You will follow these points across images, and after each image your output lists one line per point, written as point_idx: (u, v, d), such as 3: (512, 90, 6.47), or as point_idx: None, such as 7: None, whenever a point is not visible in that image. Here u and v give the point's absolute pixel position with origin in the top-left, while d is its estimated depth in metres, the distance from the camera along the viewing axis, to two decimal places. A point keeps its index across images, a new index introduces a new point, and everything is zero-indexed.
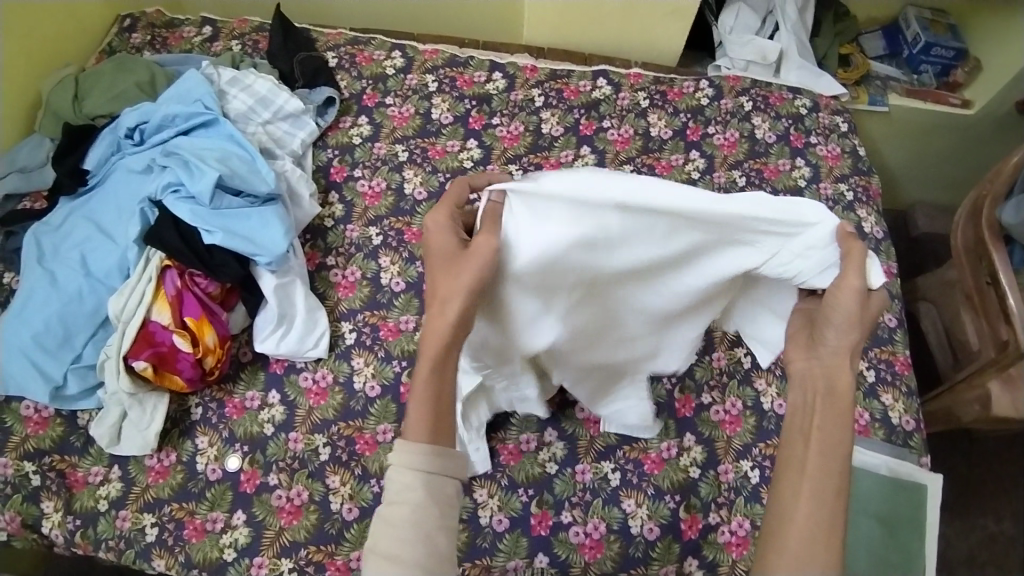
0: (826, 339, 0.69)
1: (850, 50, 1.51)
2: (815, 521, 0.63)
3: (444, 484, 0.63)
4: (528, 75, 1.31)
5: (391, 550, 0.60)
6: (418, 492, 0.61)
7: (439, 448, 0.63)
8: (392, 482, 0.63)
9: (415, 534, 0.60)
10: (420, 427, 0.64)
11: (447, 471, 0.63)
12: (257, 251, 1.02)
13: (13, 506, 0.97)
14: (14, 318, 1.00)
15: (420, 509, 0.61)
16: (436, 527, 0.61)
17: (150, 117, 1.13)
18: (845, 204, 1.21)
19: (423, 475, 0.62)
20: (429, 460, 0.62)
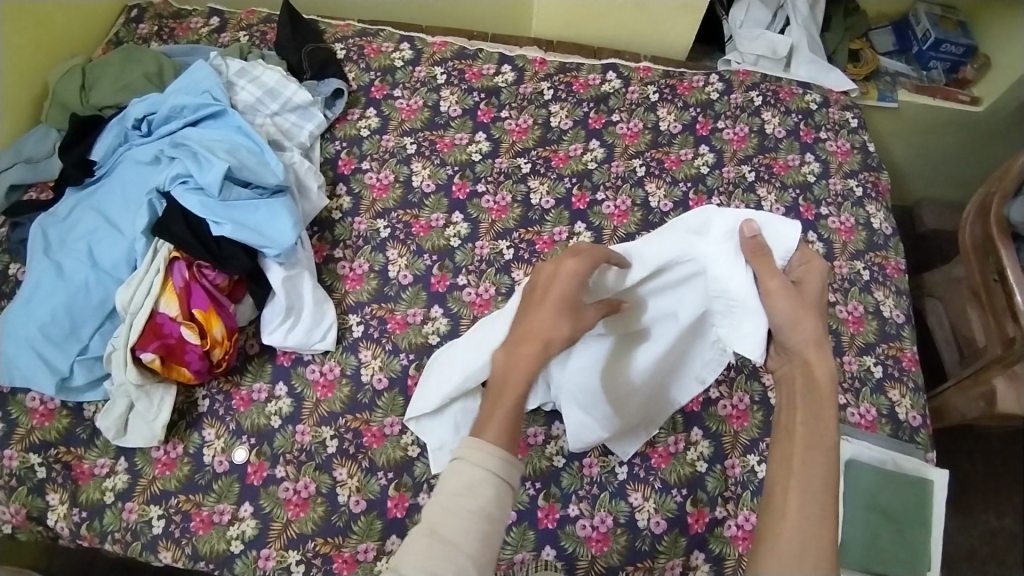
0: (786, 335, 0.71)
1: (860, 46, 1.50)
2: (806, 516, 0.63)
3: (508, 492, 0.61)
4: (537, 68, 1.30)
5: (448, 538, 0.57)
6: (487, 490, 0.60)
7: (511, 458, 0.62)
8: (461, 474, 0.61)
9: (475, 530, 0.58)
10: (497, 433, 0.63)
11: (512, 481, 0.62)
12: (265, 243, 1.01)
13: (19, 498, 0.97)
14: (21, 310, 1.00)
15: (487, 508, 0.59)
16: (494, 531, 0.59)
17: (157, 108, 1.13)
18: (854, 200, 1.21)
19: (493, 476, 0.61)
20: (501, 464, 0.61)
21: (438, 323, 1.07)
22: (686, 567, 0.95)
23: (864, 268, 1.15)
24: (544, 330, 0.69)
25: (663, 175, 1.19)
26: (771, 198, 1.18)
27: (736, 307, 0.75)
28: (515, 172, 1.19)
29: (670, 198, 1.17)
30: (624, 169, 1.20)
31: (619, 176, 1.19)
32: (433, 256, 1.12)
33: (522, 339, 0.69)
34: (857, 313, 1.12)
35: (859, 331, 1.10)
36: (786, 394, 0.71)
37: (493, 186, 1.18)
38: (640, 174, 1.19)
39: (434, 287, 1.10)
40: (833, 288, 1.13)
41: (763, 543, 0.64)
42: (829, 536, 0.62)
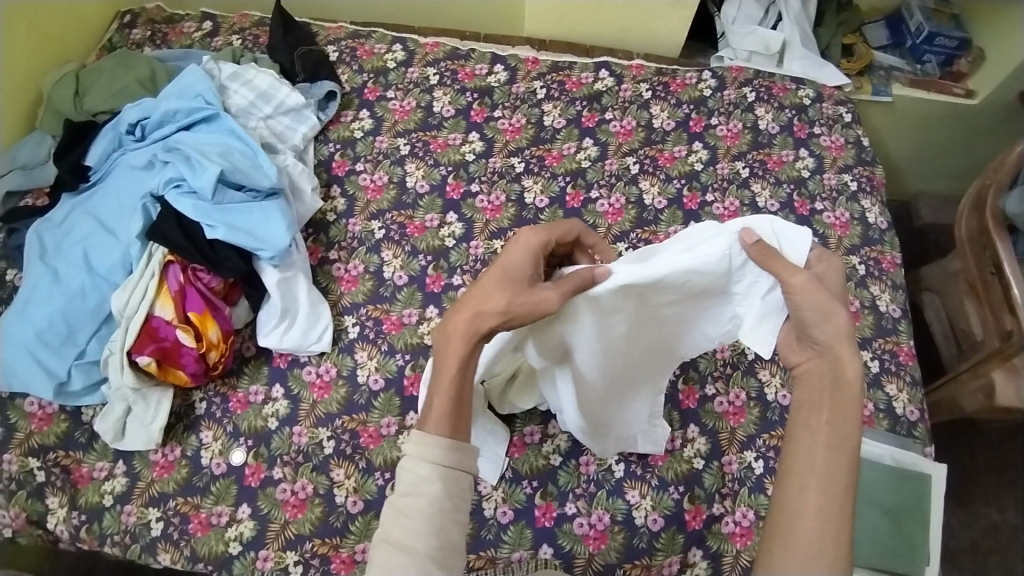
0: (815, 331, 0.70)
1: (853, 40, 1.51)
2: (823, 516, 0.65)
3: (460, 478, 0.65)
4: (530, 67, 1.30)
5: (403, 542, 0.61)
6: (436, 486, 0.63)
7: (456, 443, 0.66)
8: (409, 470, 0.65)
9: (428, 528, 0.62)
10: (440, 422, 0.66)
11: (461, 466, 0.65)
12: (260, 246, 1.01)
13: (17, 502, 0.98)
14: (17, 315, 1.01)
15: (437, 501, 0.63)
16: (451, 521, 0.63)
17: (150, 113, 1.13)
18: (849, 194, 1.21)
19: (440, 468, 0.64)
20: (446, 453, 0.65)
21: (434, 323, 1.07)
22: (684, 564, 0.95)
23: (859, 262, 1.15)
24: (483, 300, 0.71)
25: (657, 173, 1.19)
26: (765, 194, 1.19)
27: (752, 303, 0.75)
28: (509, 172, 1.19)
29: (664, 194, 1.17)
30: (618, 166, 1.20)
31: (613, 174, 1.19)
32: (428, 256, 1.12)
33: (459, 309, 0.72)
34: (853, 308, 1.12)
35: (855, 325, 1.11)
36: (815, 390, 0.71)
37: (487, 186, 1.18)
38: (633, 171, 1.19)
39: (429, 288, 1.10)
40: None
41: (780, 542, 0.66)
42: (846, 538, 0.65)
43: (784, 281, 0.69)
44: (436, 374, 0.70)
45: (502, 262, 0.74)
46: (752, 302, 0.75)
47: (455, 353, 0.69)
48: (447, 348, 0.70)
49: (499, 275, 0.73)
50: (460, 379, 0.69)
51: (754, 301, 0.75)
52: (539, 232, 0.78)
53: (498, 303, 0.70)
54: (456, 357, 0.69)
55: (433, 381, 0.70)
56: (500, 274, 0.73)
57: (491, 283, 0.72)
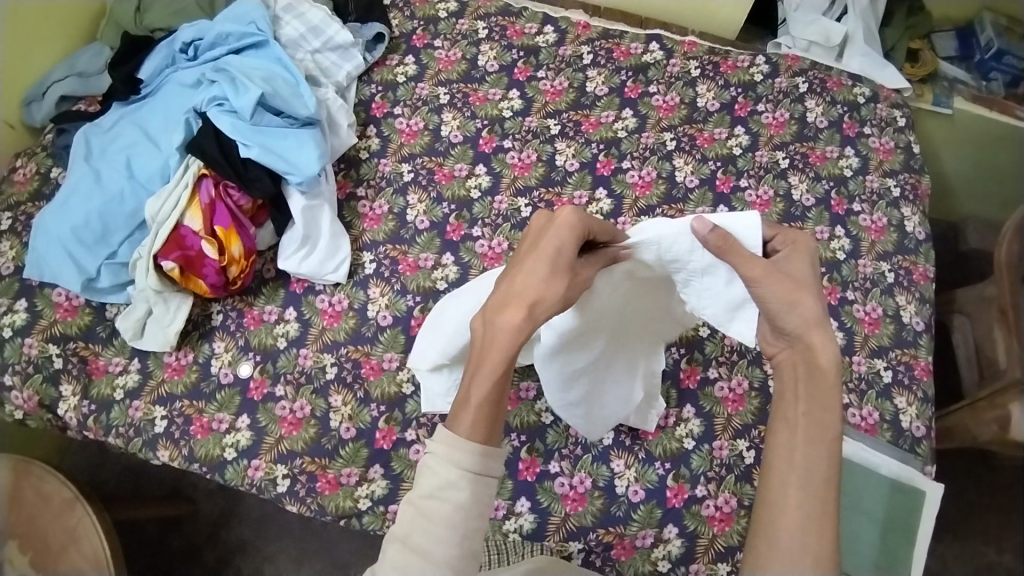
0: (780, 320, 0.73)
1: (920, 45, 1.44)
2: (804, 513, 0.66)
3: (487, 484, 0.64)
4: (580, 32, 1.29)
5: (423, 546, 0.62)
6: (461, 491, 0.63)
7: (489, 449, 0.65)
8: (435, 473, 0.64)
9: (450, 536, 0.62)
10: (478, 426, 0.65)
11: (487, 472, 0.65)
12: (289, 170, 1.04)
13: (33, 385, 1.04)
14: (57, 210, 1.06)
15: (462, 509, 0.62)
16: (474, 530, 0.63)
17: (204, 34, 1.16)
18: (890, 200, 1.17)
19: (467, 473, 0.63)
20: (478, 460, 0.64)
21: (448, 270, 1.08)
22: (658, 539, 0.95)
23: (889, 270, 1.12)
24: (531, 294, 0.69)
25: (693, 152, 1.18)
26: (802, 187, 1.16)
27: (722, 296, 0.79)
28: (544, 133, 1.19)
29: (697, 174, 1.16)
30: (654, 141, 1.18)
31: (648, 147, 1.18)
32: (452, 205, 1.14)
33: (505, 304, 0.69)
34: (874, 314, 1.09)
35: (874, 332, 1.08)
36: (793, 377, 0.73)
37: (520, 143, 1.18)
38: (669, 148, 1.18)
39: (448, 236, 1.11)
40: (853, 286, 1.11)
41: (763, 539, 0.67)
42: (830, 532, 0.66)
43: (742, 272, 0.72)
44: (473, 367, 0.68)
45: (550, 245, 0.70)
46: (716, 292, 0.79)
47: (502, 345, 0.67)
48: (492, 342, 0.68)
49: (549, 265, 0.70)
50: (500, 379, 0.67)
51: (718, 293, 0.79)
52: (582, 213, 0.72)
53: (556, 294, 0.69)
54: (502, 350, 0.67)
55: (470, 381, 0.67)
56: (548, 261, 0.70)
57: (541, 274, 0.69)
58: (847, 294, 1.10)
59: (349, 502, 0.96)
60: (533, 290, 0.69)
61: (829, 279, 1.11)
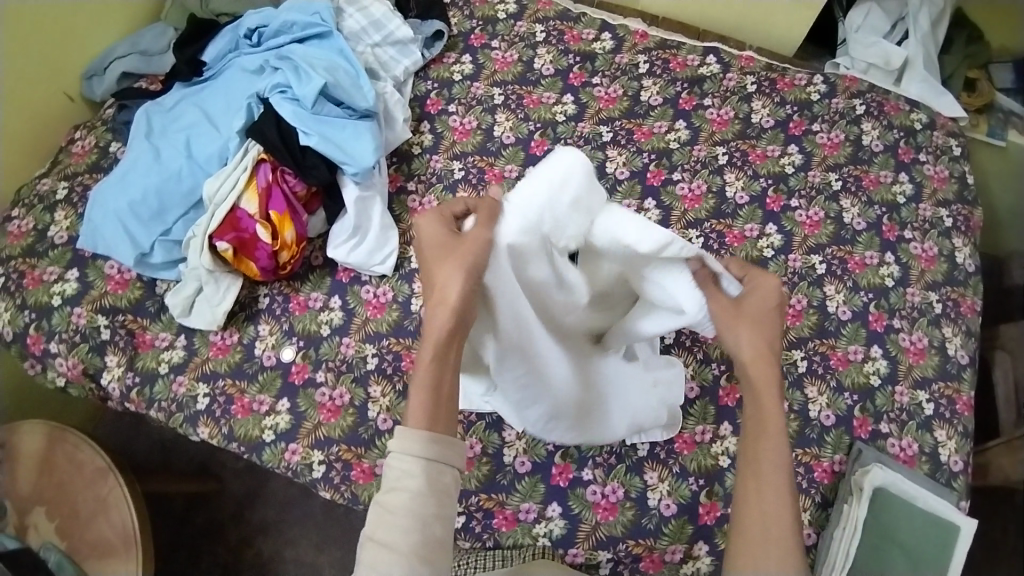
0: (740, 332, 0.74)
1: (978, 76, 1.42)
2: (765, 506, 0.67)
3: (444, 473, 0.63)
4: (637, 41, 1.29)
5: (386, 539, 0.60)
6: (416, 479, 0.62)
7: (439, 434, 0.64)
8: (391, 466, 0.63)
9: (411, 525, 0.60)
10: (421, 414, 0.64)
11: (441, 458, 0.63)
12: (346, 161, 1.05)
13: (79, 353, 1.06)
14: (115, 184, 1.09)
15: (419, 497, 0.61)
16: (432, 517, 0.61)
17: (269, 22, 1.18)
18: (942, 230, 1.15)
19: (419, 461, 0.62)
20: (428, 446, 0.63)
21: None
22: (687, 554, 0.95)
23: (937, 301, 1.10)
24: (437, 284, 0.70)
25: (745, 168, 1.17)
26: (853, 211, 1.15)
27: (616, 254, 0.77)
28: (596, 139, 1.19)
29: (747, 191, 1.16)
30: (706, 154, 1.18)
31: (699, 161, 1.18)
32: None
33: (432, 302, 0.69)
34: (920, 345, 1.08)
35: (918, 363, 1.06)
36: (751, 402, 0.73)
37: (572, 148, 1.18)
38: (721, 162, 1.17)
39: None
40: (900, 314, 1.09)
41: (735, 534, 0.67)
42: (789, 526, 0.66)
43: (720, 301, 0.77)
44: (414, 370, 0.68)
45: (427, 235, 0.74)
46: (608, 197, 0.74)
47: (434, 336, 0.68)
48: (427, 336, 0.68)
49: (440, 251, 0.72)
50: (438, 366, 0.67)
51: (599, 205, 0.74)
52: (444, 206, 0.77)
53: (455, 272, 0.69)
54: (436, 334, 0.68)
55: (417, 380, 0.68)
56: (439, 249, 0.72)
57: (441, 262, 0.71)
58: (892, 321, 1.09)
59: None
60: (441, 281, 0.70)
61: (875, 306, 1.09)
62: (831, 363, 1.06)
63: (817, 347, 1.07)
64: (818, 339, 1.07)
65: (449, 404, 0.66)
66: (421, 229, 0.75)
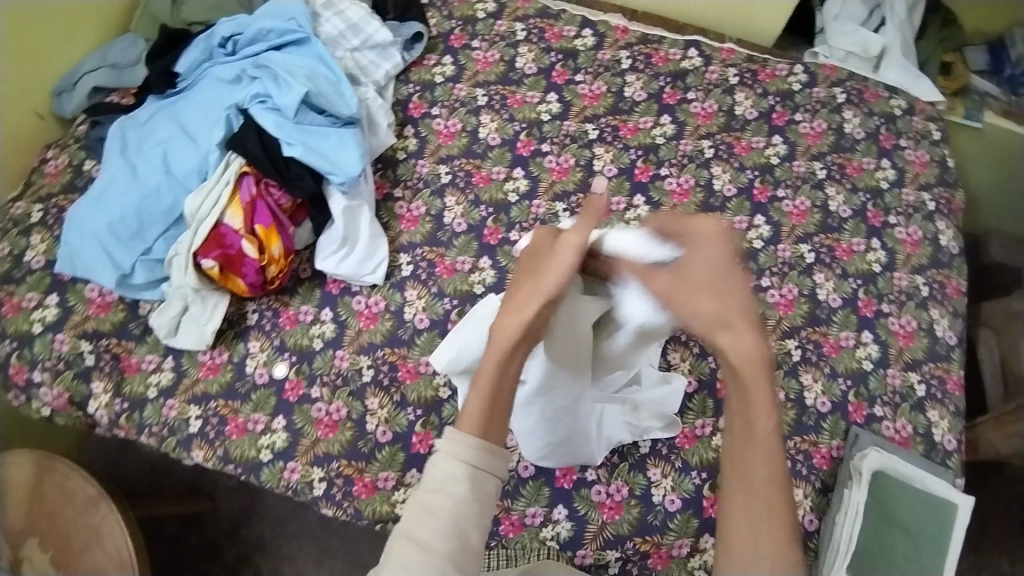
0: (702, 302, 0.68)
1: (953, 59, 1.45)
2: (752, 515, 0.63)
3: (487, 481, 0.63)
4: (618, 36, 1.28)
5: (423, 539, 0.59)
6: (463, 485, 0.62)
7: (488, 444, 0.64)
8: (438, 468, 0.63)
9: (450, 529, 0.60)
10: (475, 418, 0.65)
11: (488, 468, 0.64)
12: (332, 170, 1.03)
13: (64, 381, 1.03)
14: (92, 204, 1.05)
15: (463, 503, 0.61)
16: (473, 523, 0.61)
17: (244, 29, 1.15)
18: (925, 213, 1.17)
19: (468, 467, 0.63)
20: (478, 453, 0.63)
21: (485, 274, 1.08)
22: (694, 548, 0.95)
23: (924, 284, 1.12)
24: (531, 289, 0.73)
25: (731, 160, 1.17)
26: (839, 199, 1.16)
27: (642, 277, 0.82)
28: (582, 137, 1.19)
29: (734, 184, 1.16)
30: (692, 148, 1.18)
31: (686, 155, 1.18)
32: (489, 208, 1.13)
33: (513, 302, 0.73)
34: (909, 328, 1.09)
35: (909, 346, 1.08)
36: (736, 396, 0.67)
37: (558, 147, 1.18)
38: (707, 156, 1.18)
39: (485, 239, 1.11)
40: (888, 299, 1.11)
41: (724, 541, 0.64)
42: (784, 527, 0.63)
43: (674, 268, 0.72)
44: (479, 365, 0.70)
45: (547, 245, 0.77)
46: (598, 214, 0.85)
47: (505, 342, 0.70)
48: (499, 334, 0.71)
49: (542, 261, 0.77)
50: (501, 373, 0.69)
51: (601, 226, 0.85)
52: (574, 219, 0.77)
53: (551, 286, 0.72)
54: (508, 336, 0.70)
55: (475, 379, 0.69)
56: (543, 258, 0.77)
57: (540, 272, 0.75)
58: (882, 307, 1.10)
59: (386, 506, 0.96)
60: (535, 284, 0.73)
61: (865, 292, 1.11)
62: (824, 350, 1.07)
63: (810, 335, 1.08)
64: (811, 327, 1.08)
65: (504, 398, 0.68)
66: (533, 246, 0.82)
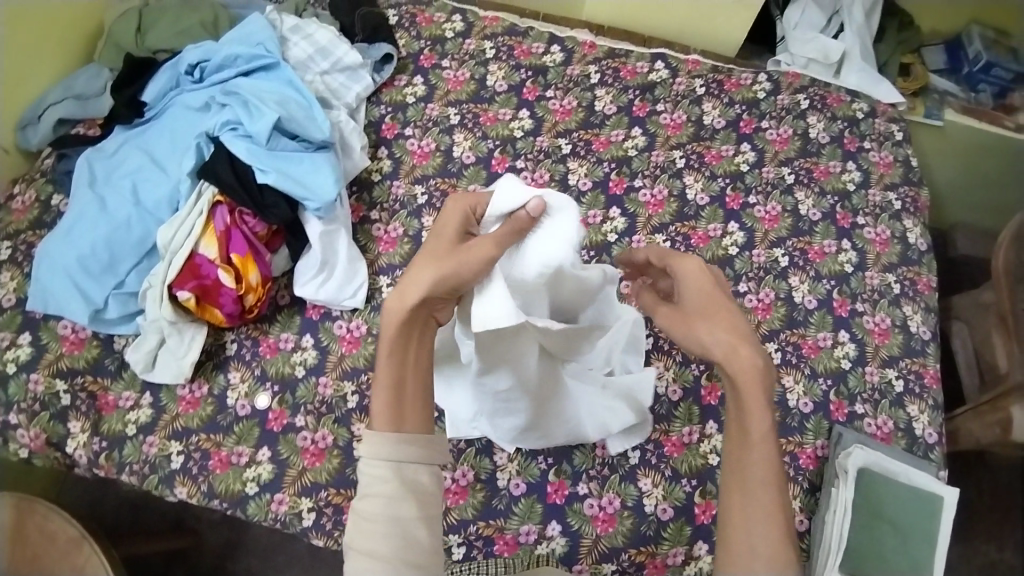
0: (698, 328, 0.67)
1: (912, 60, 1.48)
2: (754, 515, 0.61)
3: (418, 471, 0.62)
4: (586, 51, 1.30)
5: (367, 546, 0.59)
6: (391, 483, 0.60)
7: (408, 436, 0.62)
8: (364, 472, 0.62)
9: (390, 530, 0.59)
10: (385, 416, 0.62)
11: (415, 458, 0.62)
12: (307, 196, 1.03)
13: (40, 423, 1.00)
14: (60, 239, 1.03)
15: (394, 501, 0.60)
16: (412, 519, 0.60)
17: (211, 56, 1.14)
18: (892, 212, 1.20)
19: (393, 464, 0.61)
20: (399, 448, 0.62)
21: None
22: (689, 556, 0.96)
23: (895, 281, 1.15)
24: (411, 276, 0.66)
25: (703, 170, 1.20)
26: (808, 203, 1.19)
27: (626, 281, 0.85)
28: (555, 153, 1.20)
29: (707, 192, 1.18)
30: (664, 159, 1.20)
31: (658, 166, 1.19)
32: None
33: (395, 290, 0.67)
34: (884, 325, 1.12)
35: (884, 343, 1.10)
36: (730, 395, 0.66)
37: (533, 163, 1.19)
38: (679, 166, 1.20)
39: None
40: (862, 298, 1.13)
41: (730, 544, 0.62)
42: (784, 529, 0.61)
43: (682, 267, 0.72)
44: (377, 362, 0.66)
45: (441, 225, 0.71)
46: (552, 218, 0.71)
47: (390, 336, 0.65)
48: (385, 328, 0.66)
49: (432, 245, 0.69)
50: (399, 368, 0.64)
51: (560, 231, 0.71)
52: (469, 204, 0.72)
53: (427, 276, 0.65)
54: (390, 329, 0.65)
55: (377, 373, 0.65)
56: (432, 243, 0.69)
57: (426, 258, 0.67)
58: (856, 306, 1.12)
59: None
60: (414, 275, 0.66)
61: (839, 292, 1.13)
62: (803, 351, 1.09)
63: (789, 337, 1.09)
64: (789, 330, 1.10)
65: (417, 393, 0.65)
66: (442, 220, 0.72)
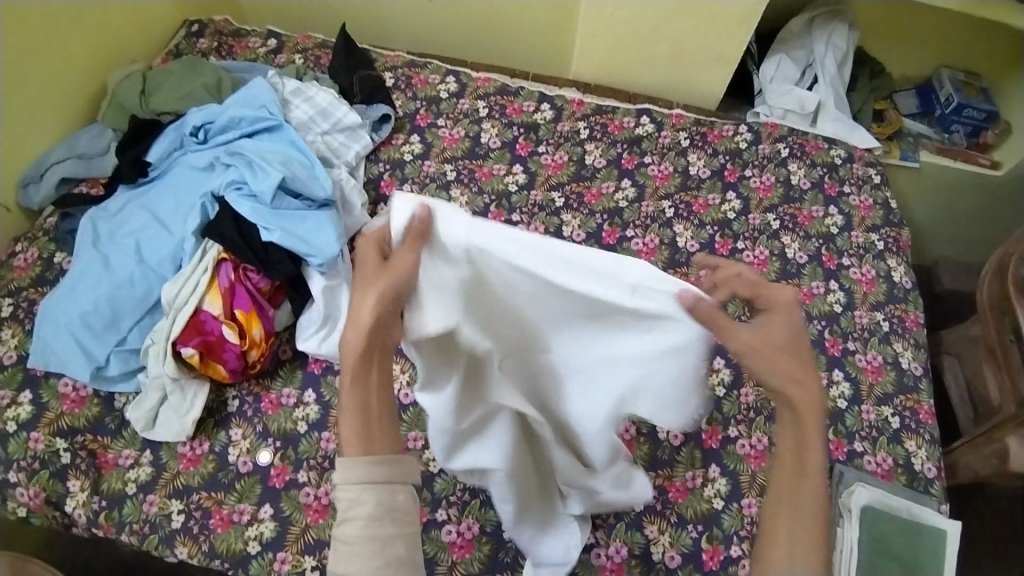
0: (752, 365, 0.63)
1: (885, 106, 1.56)
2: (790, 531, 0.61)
3: (397, 490, 0.59)
4: (575, 108, 1.36)
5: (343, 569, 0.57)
6: (368, 501, 0.58)
7: (381, 459, 0.59)
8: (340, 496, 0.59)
9: (370, 551, 0.56)
10: (351, 442, 0.59)
11: (392, 476, 0.59)
12: (310, 252, 1.05)
13: (40, 482, 0.99)
14: (64, 297, 1.05)
15: (372, 521, 0.57)
16: (392, 536, 0.57)
17: (215, 118, 1.19)
18: (876, 253, 1.24)
19: (369, 485, 0.58)
20: (372, 471, 0.58)
21: None
22: None
23: (884, 319, 1.18)
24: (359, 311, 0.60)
25: (691, 218, 1.24)
26: (795, 246, 1.23)
27: (647, 295, 0.63)
28: (549, 205, 1.24)
29: (697, 239, 1.22)
30: (654, 209, 1.24)
31: (648, 216, 1.24)
32: None
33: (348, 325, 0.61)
34: (876, 363, 1.14)
35: (877, 380, 1.13)
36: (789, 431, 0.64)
37: (528, 217, 1.23)
38: (668, 215, 1.24)
39: None
40: (852, 337, 1.16)
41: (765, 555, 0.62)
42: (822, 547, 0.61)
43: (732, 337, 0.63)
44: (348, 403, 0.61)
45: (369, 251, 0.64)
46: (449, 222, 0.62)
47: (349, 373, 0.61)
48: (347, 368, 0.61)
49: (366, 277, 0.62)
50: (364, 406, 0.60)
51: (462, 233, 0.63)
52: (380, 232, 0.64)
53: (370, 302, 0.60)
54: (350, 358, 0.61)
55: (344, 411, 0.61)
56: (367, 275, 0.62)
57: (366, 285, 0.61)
58: (848, 345, 1.15)
59: None
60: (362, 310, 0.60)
61: (829, 332, 1.16)
62: None
63: None
64: None
65: (384, 417, 0.61)
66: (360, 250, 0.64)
